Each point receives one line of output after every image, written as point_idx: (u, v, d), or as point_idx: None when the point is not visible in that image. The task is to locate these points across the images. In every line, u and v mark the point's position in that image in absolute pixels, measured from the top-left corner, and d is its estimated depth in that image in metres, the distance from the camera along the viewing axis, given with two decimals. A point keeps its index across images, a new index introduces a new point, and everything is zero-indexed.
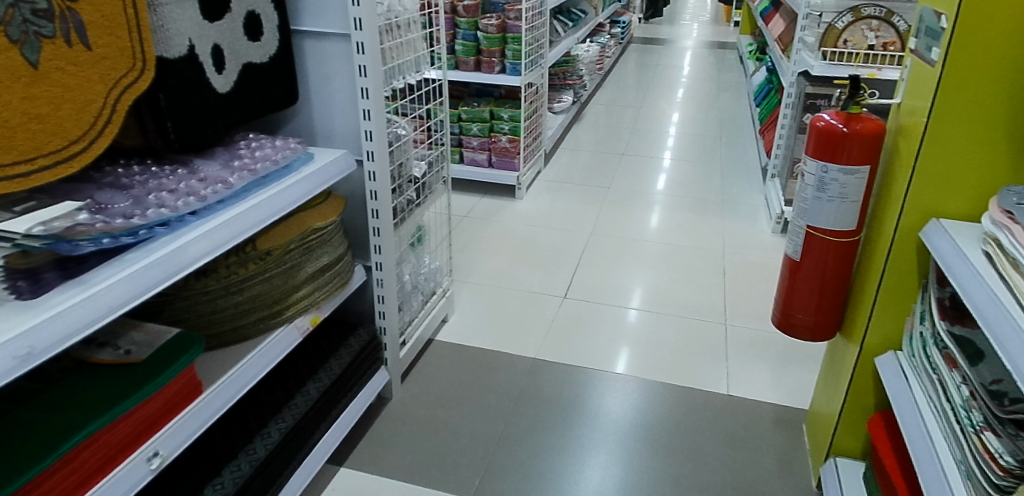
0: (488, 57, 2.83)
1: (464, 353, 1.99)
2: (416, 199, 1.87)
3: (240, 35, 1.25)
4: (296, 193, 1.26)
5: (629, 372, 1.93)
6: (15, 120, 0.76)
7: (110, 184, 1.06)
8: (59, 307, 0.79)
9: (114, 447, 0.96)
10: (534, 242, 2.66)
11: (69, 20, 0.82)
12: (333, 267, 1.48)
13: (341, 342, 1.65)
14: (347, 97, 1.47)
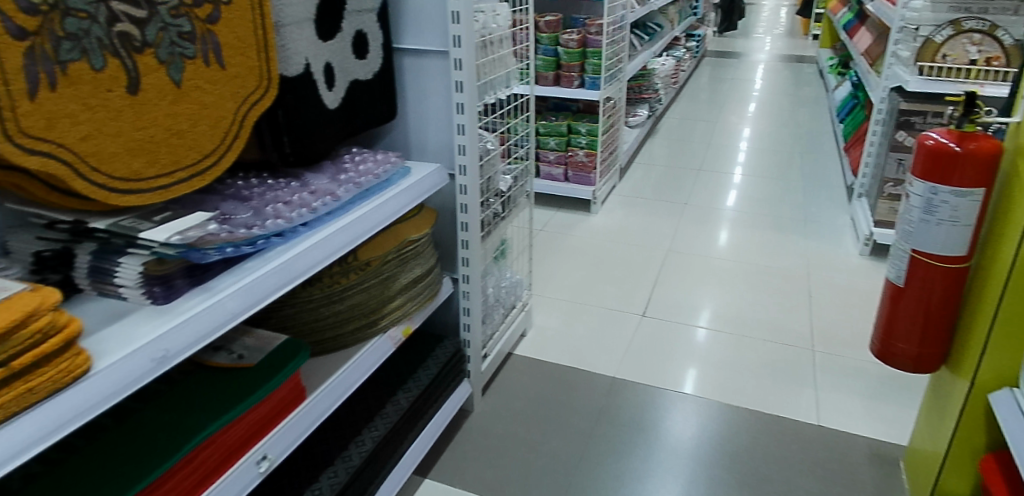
0: (567, 72, 2.82)
1: (543, 369, 1.97)
2: (502, 213, 1.86)
3: (350, 54, 1.29)
4: (394, 207, 1.28)
5: (708, 395, 1.86)
6: (161, 136, 0.79)
7: (232, 195, 1.11)
8: (187, 313, 0.82)
9: (227, 450, 0.99)
10: (608, 257, 2.62)
11: (208, 41, 0.85)
12: (424, 278, 1.50)
13: (428, 353, 1.66)
14: (443, 112, 1.48)
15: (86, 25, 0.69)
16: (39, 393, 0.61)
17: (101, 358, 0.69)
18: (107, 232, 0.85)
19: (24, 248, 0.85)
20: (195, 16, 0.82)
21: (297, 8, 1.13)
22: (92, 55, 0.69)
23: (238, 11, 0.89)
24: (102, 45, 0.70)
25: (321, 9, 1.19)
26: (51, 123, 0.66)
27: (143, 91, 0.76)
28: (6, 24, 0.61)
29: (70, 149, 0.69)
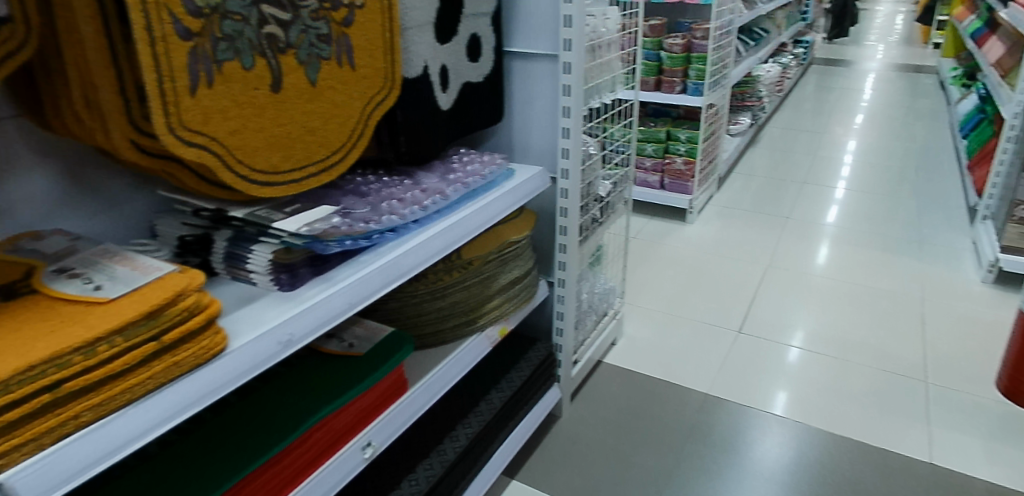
0: (669, 77, 2.75)
1: (634, 379, 1.93)
2: (601, 218, 1.83)
3: (464, 56, 1.31)
4: (497, 208, 1.29)
5: (808, 421, 1.76)
6: (296, 133, 0.84)
7: (351, 191, 1.15)
8: (310, 301, 0.86)
9: (336, 433, 1.03)
10: (702, 269, 2.54)
11: (342, 43, 0.89)
12: (523, 279, 1.51)
13: (521, 355, 1.67)
14: (549, 115, 1.48)
15: (240, 27, 0.73)
16: (184, 367, 0.64)
17: (235, 339, 0.73)
18: (242, 220, 0.91)
19: (170, 232, 0.92)
20: (332, 19, 0.86)
21: (419, 12, 1.16)
22: (243, 56, 0.74)
23: (369, 14, 0.92)
24: (252, 46, 0.75)
25: (441, 12, 1.22)
26: (206, 118, 0.71)
27: (284, 89, 0.80)
28: (176, 25, 0.66)
29: (220, 142, 0.74)
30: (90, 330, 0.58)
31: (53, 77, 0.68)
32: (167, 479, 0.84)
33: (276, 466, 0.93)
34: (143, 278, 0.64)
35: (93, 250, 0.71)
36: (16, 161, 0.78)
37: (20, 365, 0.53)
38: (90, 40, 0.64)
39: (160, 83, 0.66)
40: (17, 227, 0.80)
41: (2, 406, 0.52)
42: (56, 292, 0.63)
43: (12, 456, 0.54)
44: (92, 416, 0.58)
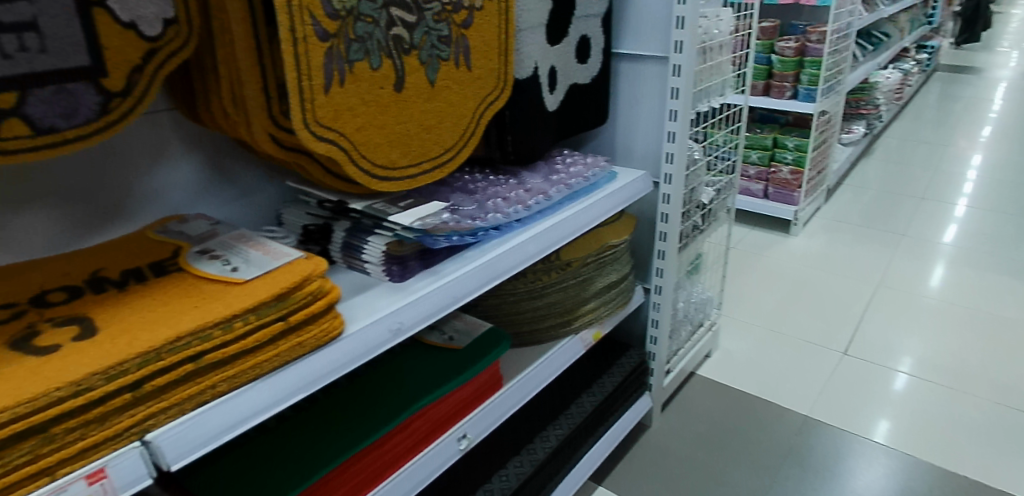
0: (779, 82, 2.64)
1: (729, 394, 1.87)
2: (702, 225, 1.79)
3: (573, 58, 1.31)
4: (599, 211, 1.29)
5: (919, 455, 1.64)
6: (414, 130, 0.87)
7: (459, 188, 1.18)
8: (419, 293, 0.89)
9: (434, 422, 1.06)
10: (805, 284, 2.42)
11: (460, 44, 0.91)
12: (620, 284, 1.49)
13: (613, 360, 1.65)
14: (655, 119, 1.46)
15: (371, 29, 0.77)
16: (306, 348, 0.69)
17: (350, 324, 0.77)
18: (360, 212, 0.95)
19: (295, 221, 0.98)
20: (453, 21, 0.89)
21: (533, 13, 1.17)
22: (372, 56, 0.78)
23: (487, 16, 0.94)
24: (380, 47, 0.79)
25: (554, 14, 1.22)
26: (337, 114, 0.76)
27: (406, 89, 0.84)
28: (316, 27, 0.71)
29: (347, 138, 0.78)
30: (228, 308, 0.62)
31: (206, 73, 0.74)
32: (280, 454, 0.89)
33: (380, 449, 0.97)
34: (273, 263, 0.69)
35: (231, 234, 0.77)
36: (168, 150, 0.86)
37: (170, 335, 0.58)
38: (240, 39, 0.69)
39: (299, 81, 0.70)
40: (165, 210, 0.88)
41: (154, 371, 0.57)
42: (199, 271, 0.68)
43: (158, 418, 0.59)
44: (226, 387, 0.63)
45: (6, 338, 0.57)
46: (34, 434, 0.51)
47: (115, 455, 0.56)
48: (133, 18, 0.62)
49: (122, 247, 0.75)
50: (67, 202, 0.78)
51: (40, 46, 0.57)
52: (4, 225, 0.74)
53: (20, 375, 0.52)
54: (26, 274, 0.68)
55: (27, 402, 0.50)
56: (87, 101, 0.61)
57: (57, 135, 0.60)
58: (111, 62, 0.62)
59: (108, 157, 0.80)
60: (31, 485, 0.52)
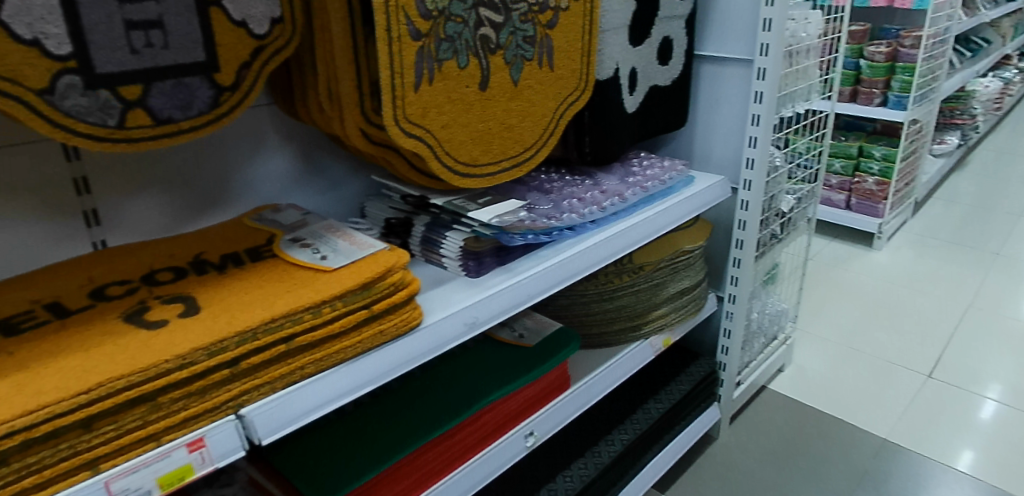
0: (867, 88, 2.52)
1: (801, 411, 1.80)
2: (780, 234, 1.73)
3: (654, 60, 1.30)
4: (675, 215, 1.27)
5: (1009, 489, 1.53)
6: (496, 129, 0.88)
7: (536, 187, 1.18)
8: (494, 288, 0.90)
9: (503, 418, 1.07)
10: (888, 301, 2.30)
11: (544, 44, 0.92)
12: (693, 291, 1.47)
13: (683, 368, 1.62)
14: (736, 123, 1.42)
15: (460, 29, 0.79)
16: (388, 335, 0.71)
17: (429, 316, 0.79)
18: (440, 208, 0.97)
19: (378, 214, 1.01)
20: (539, 21, 0.90)
21: (617, 14, 1.17)
22: (460, 56, 0.80)
23: (572, 17, 0.95)
24: (468, 47, 0.81)
25: (637, 15, 1.22)
26: (424, 111, 0.78)
27: (490, 88, 0.85)
28: (410, 27, 0.73)
29: (433, 135, 0.80)
30: (318, 293, 0.65)
31: (305, 70, 0.78)
32: (354, 440, 0.93)
33: (449, 441, 0.99)
34: (359, 253, 0.71)
35: (320, 224, 0.81)
36: (265, 143, 0.90)
37: (266, 316, 0.61)
38: (339, 38, 0.72)
39: (392, 79, 0.73)
40: (260, 200, 0.92)
41: (250, 350, 0.60)
42: (291, 258, 0.72)
43: (252, 394, 0.62)
44: (313, 369, 0.66)
45: (120, 312, 0.62)
46: (143, 402, 0.56)
47: (213, 426, 0.60)
48: (244, 17, 0.66)
49: (221, 232, 0.80)
50: (175, 189, 0.83)
51: (164, 43, 0.61)
52: (121, 208, 0.79)
53: (134, 346, 0.56)
54: (137, 254, 0.73)
55: (139, 372, 0.54)
56: (201, 94, 0.65)
57: (174, 125, 0.65)
58: (224, 58, 0.66)
59: (211, 148, 0.85)
60: (139, 449, 0.56)
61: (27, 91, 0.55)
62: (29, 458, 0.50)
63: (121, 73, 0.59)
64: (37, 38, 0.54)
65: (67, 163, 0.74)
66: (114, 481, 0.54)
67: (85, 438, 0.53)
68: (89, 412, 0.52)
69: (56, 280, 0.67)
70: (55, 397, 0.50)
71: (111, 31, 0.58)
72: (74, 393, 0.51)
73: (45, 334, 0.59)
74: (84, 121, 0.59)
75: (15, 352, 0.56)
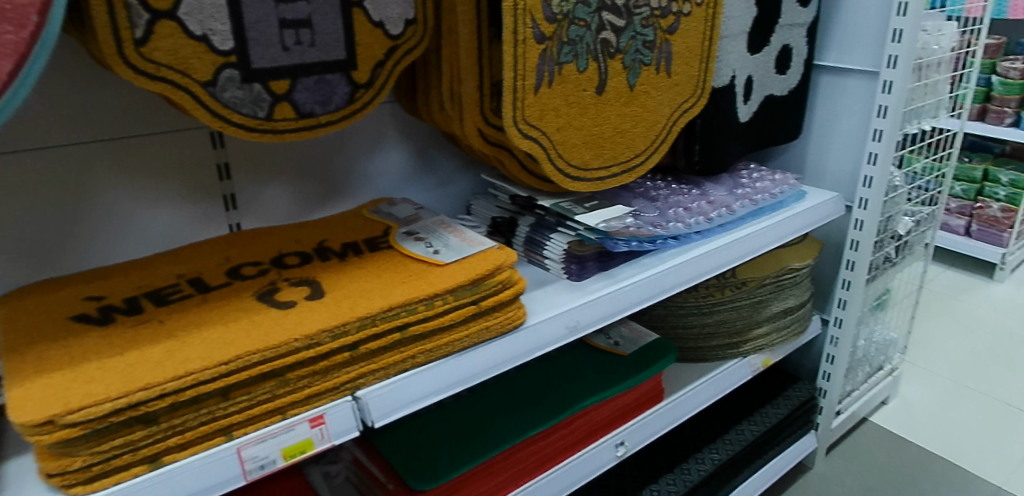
0: (998, 106, 2.32)
1: (907, 447, 1.68)
2: (894, 258, 1.62)
3: (772, 69, 1.25)
4: (786, 230, 1.22)
5: None
6: (609, 133, 0.88)
7: (641, 193, 1.15)
8: (596, 293, 0.89)
9: (595, 424, 1.05)
10: (1011, 338, 2.11)
11: (663, 50, 0.90)
12: (797, 311, 1.40)
13: (781, 390, 1.55)
14: (857, 138, 1.34)
15: (582, 33, 0.79)
16: (492, 332, 0.72)
17: (532, 316, 0.80)
18: (546, 209, 0.97)
19: (485, 213, 1.03)
20: (660, 26, 0.88)
21: (737, 20, 1.14)
22: (580, 59, 0.80)
23: (693, 23, 0.93)
24: (589, 50, 0.81)
25: (758, 21, 1.18)
26: (542, 113, 0.78)
27: (606, 92, 0.85)
28: (535, 30, 0.74)
29: (548, 136, 0.80)
30: (431, 286, 0.67)
31: (429, 70, 0.81)
32: (449, 433, 0.94)
33: (541, 442, 0.98)
34: (470, 250, 0.73)
35: (432, 220, 0.83)
36: (384, 139, 0.94)
37: (384, 305, 0.64)
38: (465, 39, 0.74)
39: (514, 80, 0.74)
40: (374, 193, 0.96)
41: (368, 336, 0.63)
42: (406, 251, 0.74)
43: (367, 377, 0.65)
44: (423, 359, 0.68)
45: (253, 291, 0.66)
46: (274, 377, 0.59)
47: (332, 404, 0.63)
48: (382, 18, 0.69)
49: (341, 222, 0.84)
50: (301, 179, 0.88)
51: (311, 41, 0.65)
52: (255, 195, 0.85)
53: (267, 323, 0.60)
54: (267, 238, 0.78)
55: (272, 348, 0.57)
56: (339, 90, 0.69)
57: (314, 119, 0.68)
58: (361, 57, 0.69)
59: (336, 142, 0.90)
60: (267, 420, 0.60)
61: (193, 82, 0.60)
62: (174, 420, 0.55)
63: (273, 68, 0.64)
64: (206, 34, 0.59)
65: (213, 150, 0.80)
66: (245, 448, 0.59)
67: (222, 405, 0.57)
68: (227, 382, 0.56)
69: (197, 257, 0.73)
70: (200, 365, 0.54)
71: (267, 29, 0.62)
72: (216, 363, 0.55)
73: (190, 307, 0.64)
74: (238, 112, 0.63)
75: (164, 320, 0.61)
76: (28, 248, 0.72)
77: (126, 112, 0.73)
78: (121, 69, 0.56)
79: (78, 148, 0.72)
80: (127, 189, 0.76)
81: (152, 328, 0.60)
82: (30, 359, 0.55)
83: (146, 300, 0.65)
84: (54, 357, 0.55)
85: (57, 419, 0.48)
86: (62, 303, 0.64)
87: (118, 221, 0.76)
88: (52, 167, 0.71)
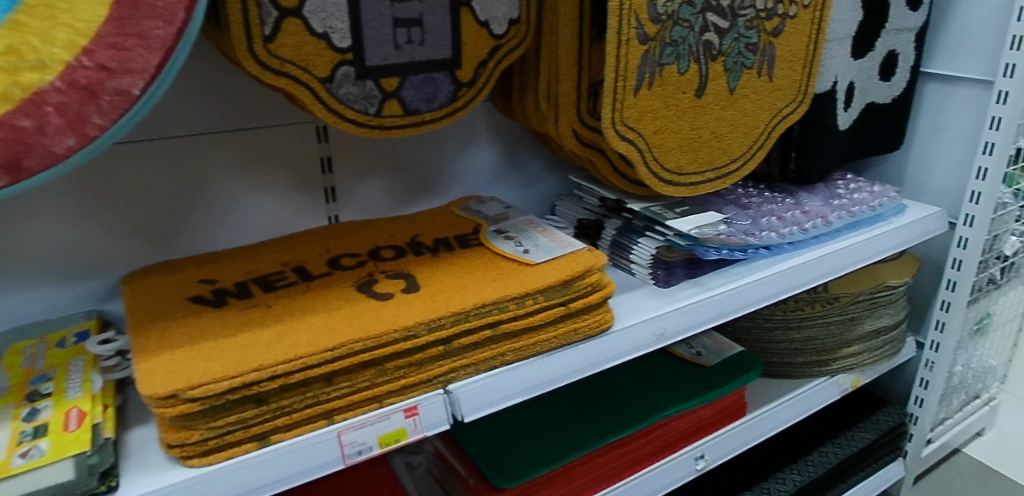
0: None
1: (1006, 483, 1.56)
2: (999, 280, 1.50)
3: (876, 75, 1.19)
4: (885, 245, 1.16)
5: None
6: (705, 137, 0.86)
7: (731, 200, 1.11)
8: (684, 301, 0.87)
9: (675, 435, 1.03)
10: None
11: (766, 53, 0.87)
12: (892, 332, 1.33)
13: (868, 413, 1.47)
14: (965, 150, 1.26)
15: (686, 34, 0.78)
16: (580, 335, 0.72)
17: (618, 321, 0.79)
18: (634, 213, 0.96)
19: (570, 214, 1.03)
20: (764, 28, 0.85)
21: (843, 23, 1.09)
22: (682, 61, 0.78)
23: (799, 25, 0.90)
24: (691, 52, 0.79)
25: (864, 25, 1.12)
26: (640, 115, 0.77)
27: (706, 95, 0.83)
28: (638, 30, 0.73)
29: (645, 139, 0.79)
30: (523, 285, 0.67)
31: (528, 70, 0.81)
32: (527, 435, 0.95)
33: (620, 450, 0.97)
34: (559, 251, 0.73)
35: (521, 219, 0.83)
36: (475, 138, 0.95)
37: (478, 301, 0.64)
38: (566, 39, 0.74)
39: (615, 81, 0.73)
40: (463, 191, 0.98)
41: (462, 331, 0.64)
42: (496, 249, 0.75)
43: (459, 372, 0.66)
44: (511, 357, 0.69)
45: (353, 282, 0.69)
46: (373, 366, 0.61)
47: (425, 396, 0.64)
48: (488, 18, 0.70)
49: (433, 218, 0.85)
50: (396, 174, 0.90)
51: (421, 39, 0.67)
52: (353, 189, 0.88)
53: (367, 313, 0.62)
54: (364, 231, 0.80)
55: (373, 337, 0.59)
56: (444, 89, 0.70)
57: (419, 116, 0.70)
58: (466, 56, 0.70)
59: (429, 140, 0.92)
60: (365, 407, 0.62)
61: (313, 78, 0.63)
62: (283, 401, 0.57)
63: (384, 66, 0.66)
64: (326, 32, 0.62)
65: (318, 144, 0.83)
66: (345, 433, 0.60)
67: (326, 390, 0.59)
68: (331, 368, 0.58)
69: (300, 246, 0.76)
70: (308, 350, 0.57)
71: (382, 27, 0.64)
72: (322, 349, 0.57)
73: (295, 293, 0.66)
74: (351, 108, 0.66)
75: (272, 305, 0.64)
76: (150, 230, 0.77)
77: (243, 106, 0.77)
78: (251, 64, 0.59)
79: (199, 139, 0.76)
80: (240, 179, 0.80)
81: (262, 312, 0.63)
82: (154, 335, 0.59)
83: (254, 286, 0.68)
84: (175, 335, 0.59)
85: (181, 393, 0.52)
86: (181, 284, 0.68)
87: (230, 209, 0.80)
88: (175, 156, 0.75)
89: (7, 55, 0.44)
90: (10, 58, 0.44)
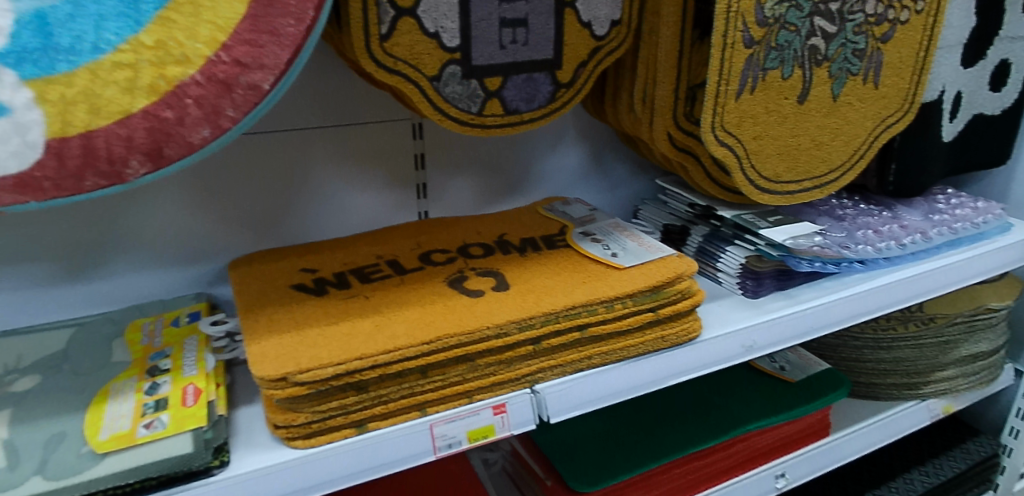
0: None
1: None
2: None
3: (986, 85, 1.11)
4: (990, 265, 1.09)
5: None
6: (805, 145, 0.82)
7: (825, 211, 1.07)
8: (775, 313, 0.84)
9: (757, 450, 0.99)
10: None
11: (874, 59, 0.83)
12: (990, 358, 1.24)
13: (959, 441, 1.38)
14: None
15: (792, 38, 0.75)
16: (668, 342, 0.71)
17: (706, 330, 0.77)
18: (723, 220, 0.94)
19: (654, 219, 1.01)
20: (873, 33, 0.81)
21: (955, 29, 1.02)
22: (786, 66, 0.76)
23: (911, 31, 0.85)
24: (796, 57, 0.76)
25: (978, 31, 1.05)
26: (740, 121, 0.75)
27: (808, 101, 0.80)
28: (744, 33, 0.71)
29: (743, 145, 0.77)
30: (613, 289, 0.67)
31: (623, 72, 0.80)
32: (603, 441, 0.94)
33: (699, 462, 0.94)
34: (649, 256, 0.72)
35: (608, 222, 0.83)
36: (562, 139, 0.95)
37: (568, 302, 0.64)
38: (668, 41, 0.73)
39: (718, 85, 0.72)
40: (548, 191, 0.98)
41: (552, 332, 0.64)
42: (584, 251, 0.75)
43: (546, 373, 0.66)
44: (599, 361, 0.68)
45: (444, 277, 0.70)
46: (465, 361, 0.62)
47: (514, 394, 0.65)
48: (591, 19, 0.70)
49: (519, 218, 0.86)
50: (484, 173, 0.91)
51: (525, 40, 0.67)
52: (443, 185, 0.89)
53: (461, 309, 0.63)
54: (454, 227, 0.81)
55: (467, 333, 0.60)
56: (543, 89, 0.71)
57: (517, 116, 0.71)
58: (567, 57, 0.71)
59: (518, 139, 0.92)
60: (456, 402, 0.63)
61: (422, 76, 0.64)
62: (382, 390, 0.59)
63: (489, 65, 0.67)
64: (438, 31, 0.63)
65: (413, 141, 0.85)
66: (437, 425, 0.61)
67: (421, 382, 0.60)
68: (428, 361, 0.59)
69: (393, 240, 0.78)
70: (407, 342, 0.58)
71: (489, 27, 0.65)
72: (419, 342, 0.58)
73: (389, 286, 0.68)
74: (454, 107, 0.67)
75: (370, 297, 0.66)
76: (255, 218, 0.80)
77: (345, 102, 0.79)
78: (366, 61, 0.61)
79: (303, 133, 0.79)
80: (338, 173, 0.82)
81: (360, 302, 0.65)
82: (262, 319, 0.62)
83: (351, 276, 0.70)
84: (280, 320, 0.62)
85: (290, 377, 0.54)
86: (284, 272, 0.71)
87: (327, 202, 0.83)
88: (281, 150, 0.78)
89: (156, 50, 0.47)
90: (158, 53, 0.47)
